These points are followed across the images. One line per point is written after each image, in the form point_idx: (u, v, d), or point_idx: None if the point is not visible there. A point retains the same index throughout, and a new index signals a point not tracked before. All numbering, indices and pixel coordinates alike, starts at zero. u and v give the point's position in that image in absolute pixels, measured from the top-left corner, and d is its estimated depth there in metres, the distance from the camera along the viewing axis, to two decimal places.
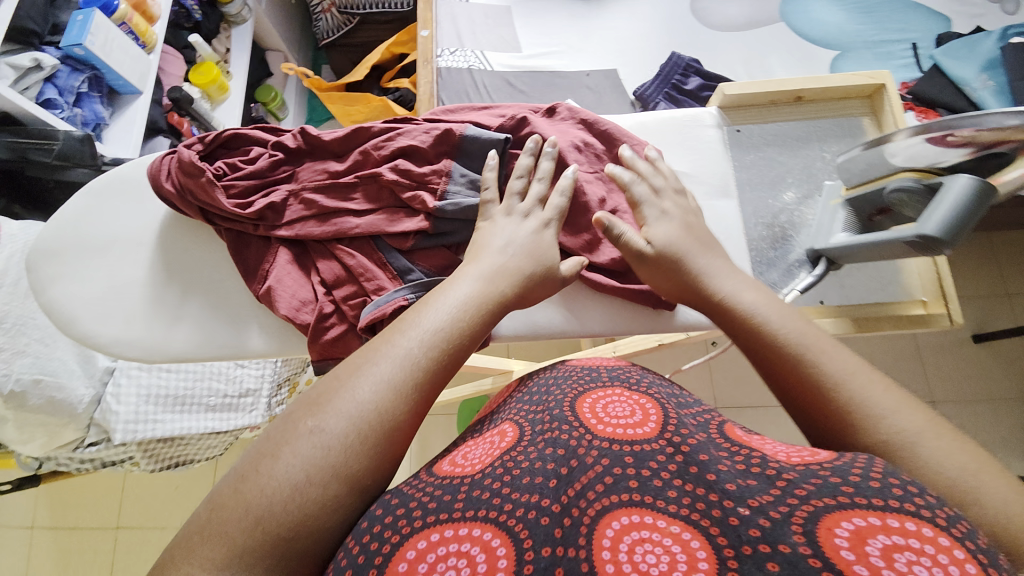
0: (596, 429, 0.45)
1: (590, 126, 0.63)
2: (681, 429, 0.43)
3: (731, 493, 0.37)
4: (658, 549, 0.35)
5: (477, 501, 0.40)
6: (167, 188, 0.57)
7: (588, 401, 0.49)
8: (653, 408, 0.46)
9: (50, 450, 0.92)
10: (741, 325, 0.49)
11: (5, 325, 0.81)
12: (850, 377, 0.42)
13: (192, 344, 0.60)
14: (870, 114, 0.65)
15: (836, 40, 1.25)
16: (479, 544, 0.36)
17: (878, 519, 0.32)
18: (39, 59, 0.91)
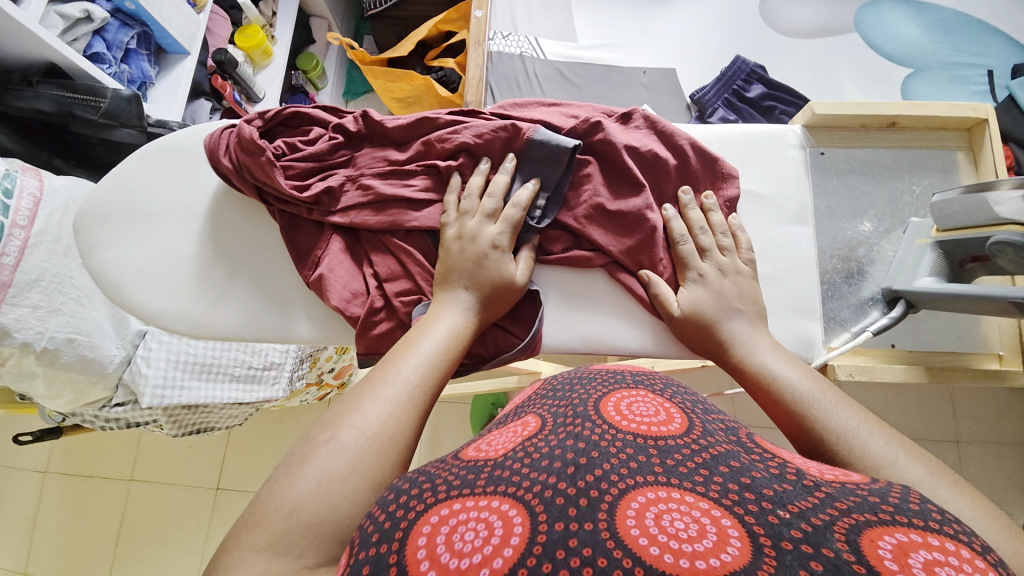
0: (620, 423, 0.42)
1: (665, 138, 0.58)
2: (709, 433, 0.41)
3: (769, 497, 0.33)
4: (688, 522, 0.32)
5: (499, 478, 0.36)
6: (223, 164, 0.55)
7: (613, 399, 0.47)
8: (678, 412, 0.44)
9: (77, 406, 0.93)
10: (751, 380, 0.49)
11: (42, 283, 0.77)
12: (854, 431, 0.41)
13: (237, 325, 0.59)
14: (967, 149, 0.60)
15: (910, 57, 1.18)
16: (497, 514, 0.33)
17: (920, 535, 0.30)
18: (88, 11, 0.88)
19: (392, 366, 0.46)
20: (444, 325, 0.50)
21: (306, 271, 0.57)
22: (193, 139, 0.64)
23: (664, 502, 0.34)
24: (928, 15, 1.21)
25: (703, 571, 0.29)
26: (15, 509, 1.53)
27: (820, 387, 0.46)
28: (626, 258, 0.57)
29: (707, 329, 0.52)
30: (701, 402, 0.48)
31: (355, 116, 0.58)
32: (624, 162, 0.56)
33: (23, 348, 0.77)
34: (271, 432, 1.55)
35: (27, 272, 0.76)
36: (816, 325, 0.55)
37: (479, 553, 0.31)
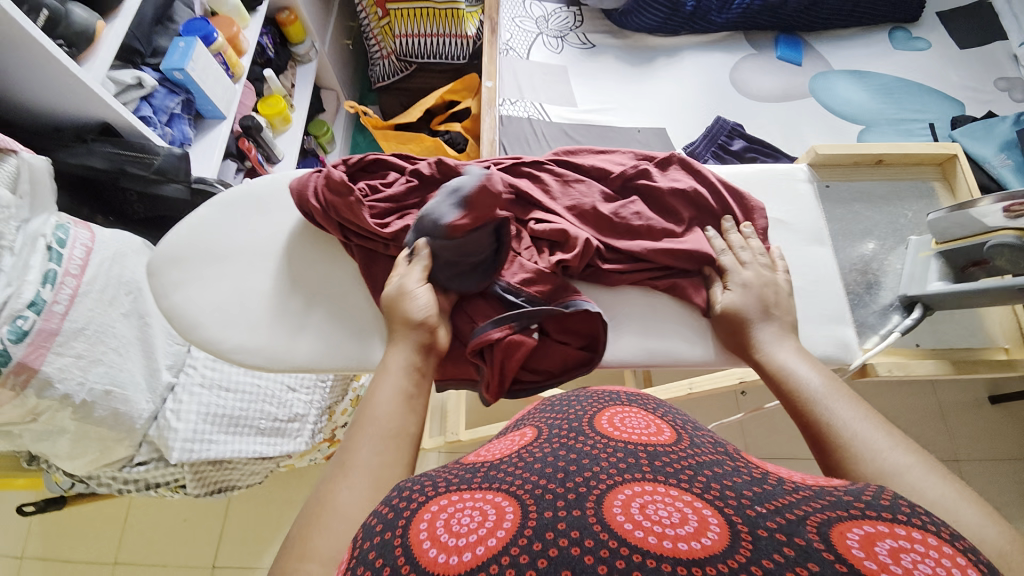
0: (615, 437, 0.47)
1: (701, 177, 0.67)
2: (693, 452, 0.46)
3: (748, 495, 0.38)
4: (670, 510, 0.36)
5: (495, 478, 0.41)
6: (310, 204, 0.62)
7: (607, 419, 0.52)
8: (666, 432, 0.49)
9: (96, 467, 0.88)
10: (770, 375, 0.55)
11: (87, 332, 0.76)
12: (856, 424, 0.46)
13: (315, 354, 0.61)
14: (942, 179, 0.72)
15: (861, 115, 1.39)
16: (492, 504, 0.38)
17: (887, 527, 0.33)
18: (141, 77, 0.96)
19: (373, 400, 0.51)
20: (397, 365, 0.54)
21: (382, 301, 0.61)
22: (268, 187, 0.68)
23: (647, 495, 0.38)
24: (871, 81, 1.44)
25: (685, 552, 0.33)
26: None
27: (833, 383, 0.51)
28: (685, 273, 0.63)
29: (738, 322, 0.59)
30: (693, 423, 0.55)
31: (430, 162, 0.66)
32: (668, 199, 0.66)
33: (63, 401, 0.74)
34: (277, 496, 1.46)
35: (75, 320, 0.75)
36: (849, 330, 0.62)
37: (476, 534, 0.35)
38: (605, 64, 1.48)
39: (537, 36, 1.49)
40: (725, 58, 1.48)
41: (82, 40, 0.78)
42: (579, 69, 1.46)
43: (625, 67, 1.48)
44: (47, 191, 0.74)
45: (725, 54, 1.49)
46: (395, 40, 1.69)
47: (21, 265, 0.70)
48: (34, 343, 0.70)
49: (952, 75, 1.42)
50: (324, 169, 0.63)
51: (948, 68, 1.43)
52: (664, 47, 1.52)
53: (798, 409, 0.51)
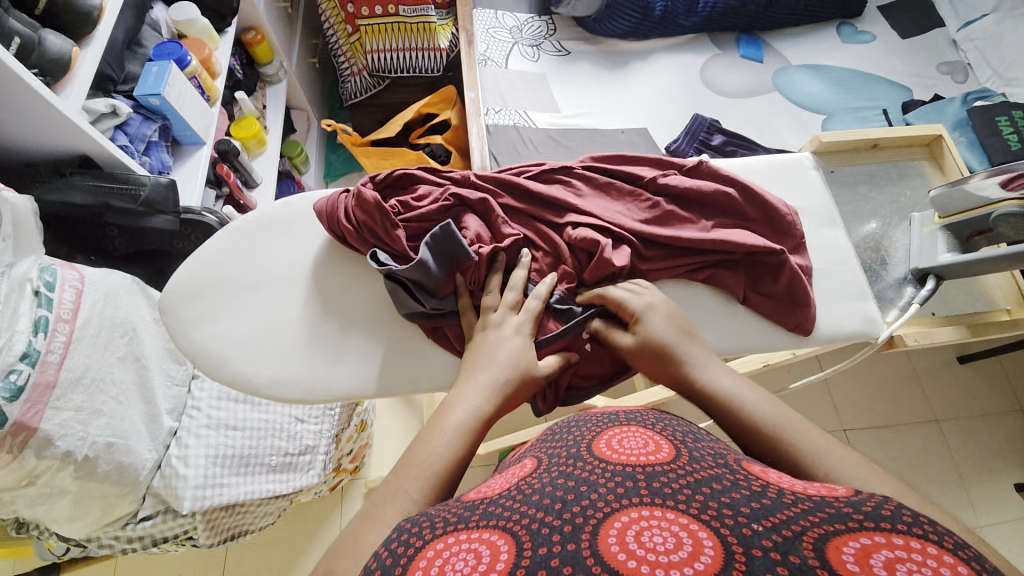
0: (610, 461, 0.46)
1: (728, 179, 0.68)
2: (692, 465, 0.45)
3: (746, 512, 0.38)
4: (665, 534, 0.37)
5: (494, 514, 0.41)
6: (337, 223, 0.63)
7: (604, 439, 0.51)
8: (665, 445, 0.48)
9: (96, 529, 0.81)
10: (720, 407, 0.52)
11: (85, 381, 0.70)
12: (826, 454, 0.45)
13: (356, 378, 0.61)
14: (930, 159, 0.77)
15: (822, 106, 1.48)
16: (488, 543, 0.37)
17: (883, 538, 0.34)
18: (115, 106, 0.89)
19: (436, 432, 0.50)
20: (467, 411, 0.52)
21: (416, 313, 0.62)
22: (287, 211, 0.67)
23: (645, 522, 0.38)
24: (827, 74, 1.54)
25: None
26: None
27: (783, 412, 0.49)
28: (726, 274, 0.64)
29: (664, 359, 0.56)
30: (692, 433, 0.54)
31: (464, 176, 0.69)
32: (695, 200, 0.67)
33: (64, 459, 0.67)
34: (282, 537, 1.39)
35: (71, 370, 0.68)
36: (871, 305, 0.65)
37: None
38: (582, 69, 1.51)
39: (512, 46, 1.51)
40: (694, 59, 1.54)
41: (57, 68, 0.72)
42: (557, 76, 1.48)
43: (602, 72, 1.51)
44: (31, 233, 0.68)
45: (693, 55, 1.55)
46: (366, 56, 1.66)
47: (8, 313, 0.63)
48: (30, 399, 0.63)
49: (897, 64, 1.54)
50: (352, 190, 0.64)
51: (893, 58, 1.55)
52: (636, 51, 1.56)
53: (757, 443, 0.48)
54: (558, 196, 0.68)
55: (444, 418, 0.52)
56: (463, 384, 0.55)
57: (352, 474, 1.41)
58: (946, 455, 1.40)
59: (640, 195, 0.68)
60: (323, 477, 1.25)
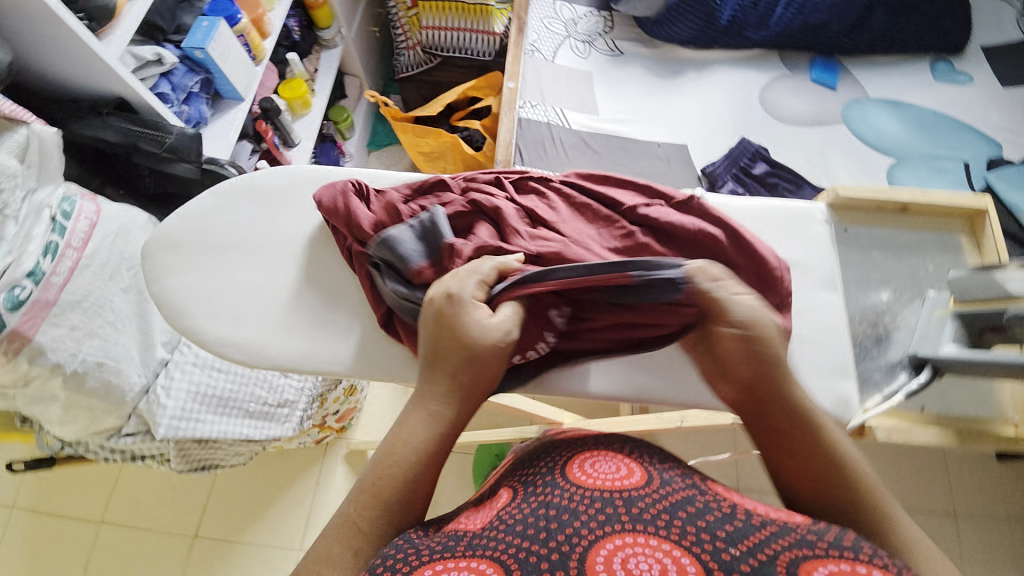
0: (585, 483, 0.50)
1: (717, 222, 0.63)
2: (666, 488, 0.49)
3: (723, 537, 0.43)
4: (649, 559, 0.41)
5: (484, 544, 0.44)
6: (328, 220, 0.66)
7: (577, 464, 0.54)
8: (637, 468, 0.52)
9: (85, 435, 0.89)
10: (797, 419, 0.52)
11: (84, 304, 0.77)
12: (876, 489, 0.50)
13: (305, 352, 0.63)
14: (969, 234, 0.69)
15: (894, 148, 1.34)
16: (478, 572, 0.41)
17: (847, 565, 0.39)
18: (161, 54, 0.96)
19: (402, 442, 0.52)
20: (428, 427, 0.53)
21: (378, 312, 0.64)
22: (273, 179, 0.69)
23: (631, 548, 0.42)
24: (907, 114, 1.38)
25: None
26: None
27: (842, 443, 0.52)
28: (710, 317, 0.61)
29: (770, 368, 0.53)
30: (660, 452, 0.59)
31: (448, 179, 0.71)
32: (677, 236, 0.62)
33: (54, 369, 0.76)
34: (264, 475, 1.49)
35: (72, 293, 0.75)
36: (850, 383, 0.60)
37: None
38: (633, 73, 1.44)
39: (564, 39, 1.46)
40: (755, 77, 1.43)
41: (104, 15, 0.78)
42: (605, 77, 1.43)
43: (653, 79, 1.44)
44: (56, 165, 0.74)
45: (756, 73, 1.44)
46: (421, 31, 1.67)
47: (22, 236, 0.70)
48: (30, 313, 0.71)
49: (993, 113, 1.36)
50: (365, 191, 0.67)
51: (990, 106, 1.37)
52: (695, 60, 1.47)
53: (822, 466, 0.50)
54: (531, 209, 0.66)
55: (400, 436, 0.52)
56: (425, 389, 0.55)
57: (337, 433, 1.48)
58: (954, 554, 1.27)
59: (616, 222, 0.65)
60: (307, 431, 1.31)
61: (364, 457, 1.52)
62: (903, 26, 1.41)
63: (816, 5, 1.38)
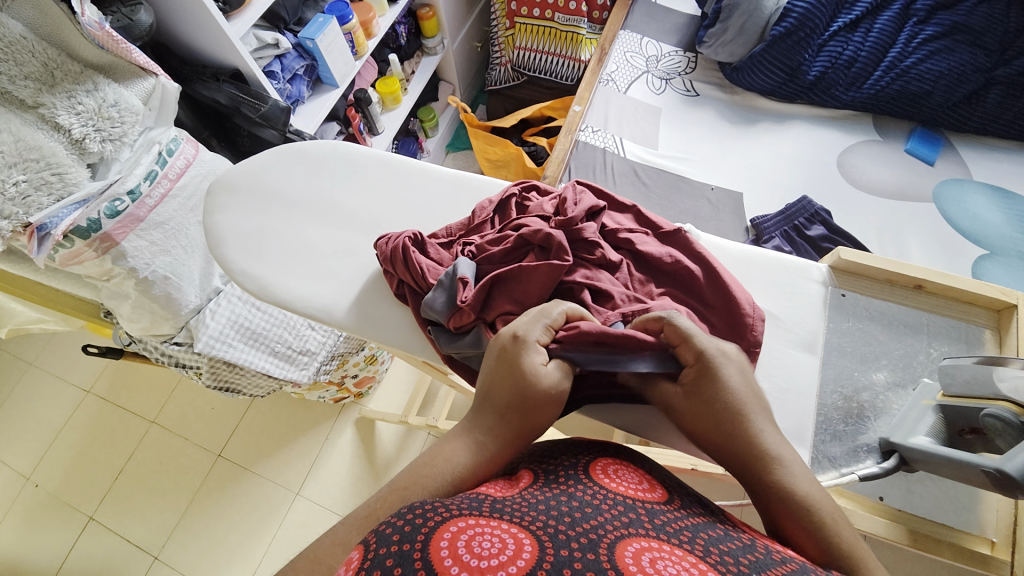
0: (612, 486, 0.46)
1: (698, 255, 0.65)
2: (688, 514, 0.45)
3: (746, 563, 0.37)
4: (679, 564, 0.35)
5: (506, 513, 0.39)
6: (382, 266, 0.67)
7: (603, 462, 0.50)
8: (659, 485, 0.49)
9: (145, 335, 1.06)
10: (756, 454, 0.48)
11: (165, 226, 0.94)
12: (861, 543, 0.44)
13: (299, 294, 0.70)
14: (994, 328, 0.68)
15: (988, 239, 1.19)
16: (507, 536, 0.36)
17: None
18: (278, 40, 1.14)
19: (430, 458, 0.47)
20: (462, 450, 0.47)
21: (439, 352, 0.65)
22: (319, 150, 0.80)
23: (653, 551, 0.37)
24: (1013, 205, 1.23)
25: None
26: (44, 418, 1.69)
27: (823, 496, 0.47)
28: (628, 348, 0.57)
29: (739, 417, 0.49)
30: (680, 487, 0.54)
31: (449, 178, 0.76)
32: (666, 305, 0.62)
33: (130, 272, 0.92)
34: (285, 419, 1.64)
35: (159, 215, 0.93)
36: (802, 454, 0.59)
37: (497, 559, 0.33)
38: (704, 115, 1.43)
39: (641, 74, 1.49)
40: (837, 139, 1.35)
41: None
42: (673, 115, 1.43)
43: (724, 123, 1.41)
44: (171, 108, 0.93)
45: (838, 133, 1.36)
46: (514, 51, 1.79)
47: (133, 160, 0.89)
48: (122, 222, 0.87)
49: None
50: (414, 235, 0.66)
51: None
52: (773, 112, 1.42)
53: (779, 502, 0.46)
54: (552, 240, 0.61)
55: (438, 453, 0.47)
56: (474, 419, 0.50)
57: (354, 397, 1.60)
58: None
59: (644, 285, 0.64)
60: (326, 388, 1.43)
61: (372, 427, 1.63)
62: None
63: (922, 73, 1.27)
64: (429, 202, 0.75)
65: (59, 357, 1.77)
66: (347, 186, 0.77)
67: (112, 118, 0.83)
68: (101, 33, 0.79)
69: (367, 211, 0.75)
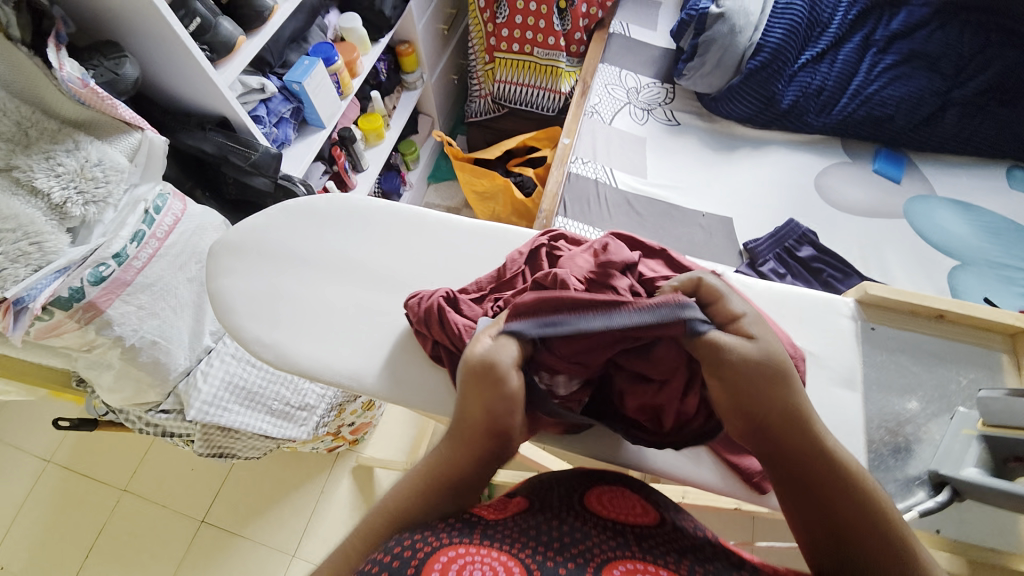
0: (604, 515, 0.50)
1: None
2: (677, 535, 0.50)
3: None
4: None
5: (496, 545, 0.44)
6: (414, 326, 0.65)
7: (600, 489, 0.55)
8: (652, 509, 0.54)
9: (128, 404, 0.97)
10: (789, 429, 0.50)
11: (153, 288, 0.87)
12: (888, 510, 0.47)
13: (323, 360, 0.66)
14: (1010, 351, 0.73)
15: (958, 250, 1.28)
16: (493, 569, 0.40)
17: None
18: (264, 85, 1.11)
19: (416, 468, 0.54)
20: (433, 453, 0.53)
21: None
22: (328, 204, 0.76)
23: None
24: (976, 217, 1.32)
25: None
26: None
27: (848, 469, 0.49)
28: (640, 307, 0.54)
29: (790, 413, 0.49)
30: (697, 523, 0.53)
31: (470, 228, 0.74)
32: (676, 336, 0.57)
33: (116, 341, 0.85)
34: (274, 474, 1.54)
35: (147, 276, 0.86)
36: None
37: None
38: (688, 143, 1.48)
39: (624, 105, 1.53)
40: (813, 161, 1.42)
41: (222, 48, 0.93)
42: (658, 144, 1.47)
43: (707, 150, 1.47)
44: (159, 163, 0.87)
45: (813, 156, 1.43)
46: (494, 84, 1.81)
47: (118, 222, 0.82)
48: (108, 288, 0.81)
49: None
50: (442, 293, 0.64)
51: None
52: (751, 138, 1.48)
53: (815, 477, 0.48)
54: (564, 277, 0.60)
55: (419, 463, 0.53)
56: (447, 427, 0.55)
57: (350, 446, 1.52)
58: None
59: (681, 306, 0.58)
60: (322, 439, 1.35)
61: (370, 476, 1.55)
62: (980, 128, 1.36)
63: (884, 99, 1.36)
64: (451, 255, 0.73)
65: (12, 426, 1.60)
66: (361, 240, 0.74)
67: (96, 178, 0.77)
68: (84, 89, 0.73)
69: (385, 267, 0.72)
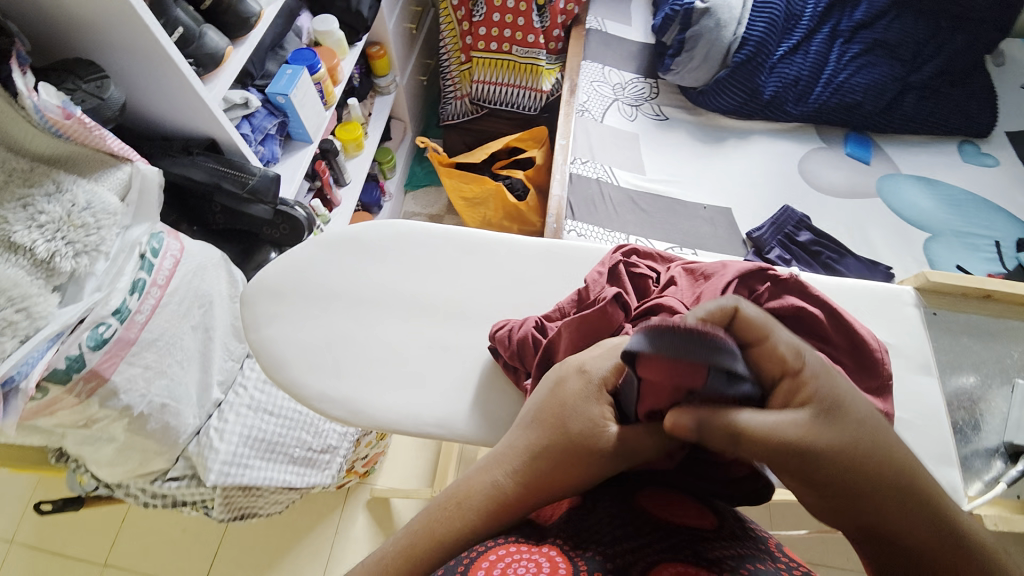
0: (661, 517, 0.43)
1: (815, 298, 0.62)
2: (749, 536, 0.41)
3: None
4: None
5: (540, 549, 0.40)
6: (501, 359, 0.61)
7: (649, 495, 0.48)
8: (713, 513, 0.46)
9: (129, 476, 0.85)
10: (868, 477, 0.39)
11: (158, 343, 0.76)
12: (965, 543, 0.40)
13: (401, 410, 0.61)
14: None
15: (928, 222, 1.39)
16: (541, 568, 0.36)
17: None
18: (248, 99, 1.01)
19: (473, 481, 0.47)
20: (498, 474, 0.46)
21: None
22: (372, 234, 0.69)
23: None
24: (939, 191, 1.45)
25: None
26: None
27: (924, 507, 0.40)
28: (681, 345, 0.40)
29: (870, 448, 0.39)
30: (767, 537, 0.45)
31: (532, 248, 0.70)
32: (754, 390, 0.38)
33: (122, 411, 0.74)
34: (282, 520, 1.42)
35: (151, 331, 0.75)
36: None
37: None
38: (679, 136, 1.50)
39: (612, 102, 1.53)
40: (794, 149, 1.49)
41: (210, 61, 0.82)
42: (650, 139, 1.49)
43: (697, 142, 1.50)
44: (152, 200, 0.75)
45: (794, 144, 1.50)
46: (472, 85, 1.74)
47: (114, 271, 0.70)
48: (110, 351, 0.70)
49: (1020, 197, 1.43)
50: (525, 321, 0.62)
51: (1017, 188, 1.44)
52: (736, 129, 1.53)
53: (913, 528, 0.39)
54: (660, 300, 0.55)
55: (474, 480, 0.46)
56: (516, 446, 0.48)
57: (361, 478, 1.42)
58: None
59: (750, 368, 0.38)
60: None
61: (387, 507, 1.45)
62: (936, 109, 1.49)
63: (852, 86, 1.46)
64: (516, 281, 0.68)
65: None
66: (413, 271, 0.68)
67: (86, 224, 0.65)
68: (68, 120, 0.62)
69: (447, 299, 0.66)
